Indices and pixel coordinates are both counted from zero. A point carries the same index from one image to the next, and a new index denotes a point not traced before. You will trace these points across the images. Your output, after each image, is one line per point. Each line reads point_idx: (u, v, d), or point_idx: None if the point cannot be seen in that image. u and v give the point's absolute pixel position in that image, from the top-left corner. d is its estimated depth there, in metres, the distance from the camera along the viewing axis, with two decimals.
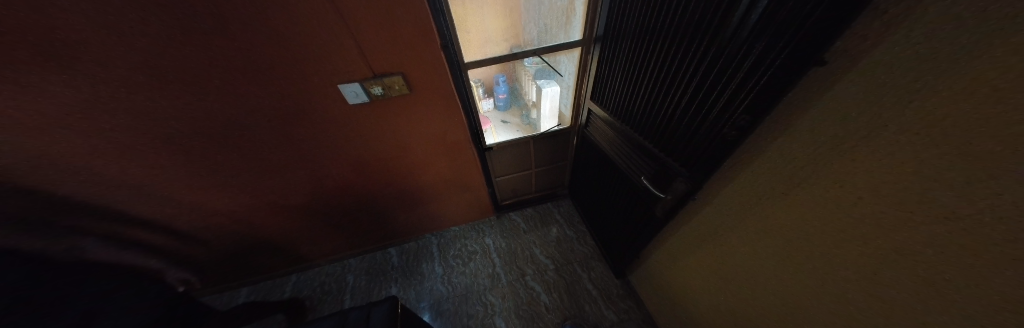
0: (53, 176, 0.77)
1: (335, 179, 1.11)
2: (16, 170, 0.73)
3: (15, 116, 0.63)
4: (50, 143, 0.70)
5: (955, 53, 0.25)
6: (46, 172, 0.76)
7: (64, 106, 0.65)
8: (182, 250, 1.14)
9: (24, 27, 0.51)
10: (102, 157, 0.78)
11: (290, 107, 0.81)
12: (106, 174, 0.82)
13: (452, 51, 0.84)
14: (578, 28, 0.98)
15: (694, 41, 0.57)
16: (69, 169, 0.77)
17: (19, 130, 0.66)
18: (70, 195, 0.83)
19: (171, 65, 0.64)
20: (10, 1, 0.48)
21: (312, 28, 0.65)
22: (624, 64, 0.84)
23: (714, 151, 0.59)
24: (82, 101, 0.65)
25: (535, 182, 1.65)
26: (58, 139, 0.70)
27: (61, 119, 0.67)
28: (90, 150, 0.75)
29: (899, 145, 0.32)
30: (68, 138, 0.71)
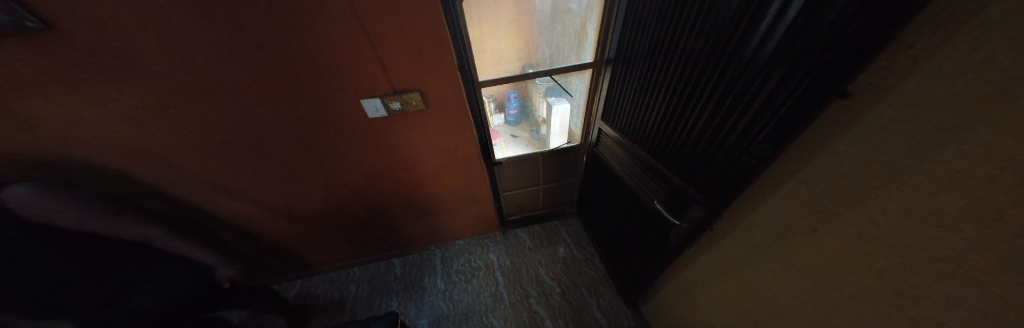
0: (93, 175, 0.82)
1: (349, 187, 1.15)
2: (65, 168, 0.79)
3: (75, 119, 0.70)
4: (98, 144, 0.76)
5: (986, 94, 0.24)
6: (88, 171, 0.81)
7: (117, 112, 0.71)
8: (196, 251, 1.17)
9: (99, 43, 0.58)
10: (139, 160, 0.83)
11: (315, 118, 0.87)
12: (139, 177, 0.87)
13: (467, 70, 0.88)
14: (590, 51, 1.01)
15: (707, 68, 0.58)
16: (109, 170, 0.83)
17: (75, 131, 0.72)
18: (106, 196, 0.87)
19: (215, 79, 0.70)
20: (91, 22, 0.56)
21: (342, 48, 0.71)
22: (635, 87, 0.85)
23: (732, 177, 0.57)
24: (134, 107, 0.71)
25: (542, 199, 1.63)
26: (106, 142, 0.77)
27: (112, 124, 0.73)
28: (129, 153, 0.81)
29: (943, 181, 0.30)
30: (114, 141, 0.77)
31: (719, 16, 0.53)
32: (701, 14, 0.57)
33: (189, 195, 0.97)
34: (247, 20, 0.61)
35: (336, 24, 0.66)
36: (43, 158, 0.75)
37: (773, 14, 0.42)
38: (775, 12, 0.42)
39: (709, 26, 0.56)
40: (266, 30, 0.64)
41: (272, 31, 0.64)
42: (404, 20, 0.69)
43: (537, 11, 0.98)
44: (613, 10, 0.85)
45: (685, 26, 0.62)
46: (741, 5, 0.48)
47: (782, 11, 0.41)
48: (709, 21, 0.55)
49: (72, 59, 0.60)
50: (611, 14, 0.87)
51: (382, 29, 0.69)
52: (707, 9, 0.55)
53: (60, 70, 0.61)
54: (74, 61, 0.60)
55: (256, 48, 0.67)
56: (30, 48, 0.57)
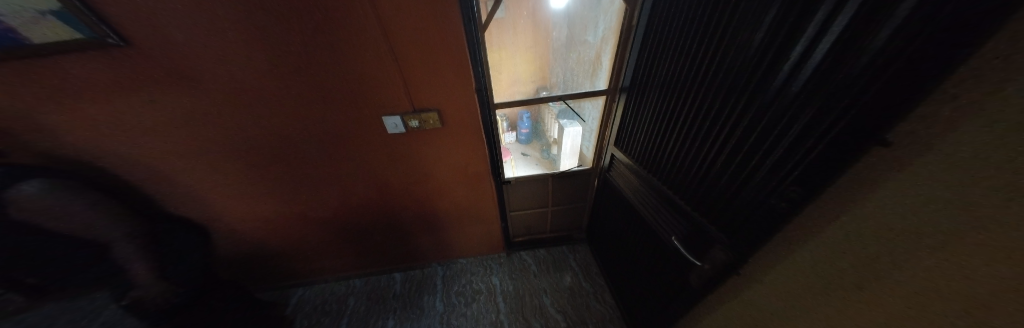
0: (125, 173, 0.87)
1: (360, 198, 1.17)
2: (104, 164, 0.84)
3: (123, 122, 0.76)
4: (137, 145, 0.82)
5: None
6: (122, 169, 0.86)
7: (160, 117, 0.77)
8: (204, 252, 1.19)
9: (162, 57, 0.66)
10: (170, 161, 0.88)
11: (338, 131, 0.91)
12: (167, 177, 0.91)
13: (484, 93, 0.91)
14: (603, 79, 1.03)
15: (728, 103, 0.57)
16: (141, 169, 0.88)
17: (120, 132, 0.78)
18: (134, 192, 0.92)
19: (254, 92, 0.77)
20: (161, 40, 0.63)
21: (372, 70, 0.77)
22: (650, 117, 0.85)
23: (761, 219, 0.53)
24: (177, 114, 0.77)
25: (550, 221, 1.58)
26: (144, 144, 0.82)
27: (155, 127, 0.79)
28: (162, 154, 0.86)
29: (998, 242, 0.27)
30: (152, 143, 0.82)
31: (737, 54, 0.53)
32: (719, 52, 0.58)
33: (210, 198, 1.01)
34: (292, 44, 0.69)
35: (369, 48, 0.73)
36: (88, 154, 0.81)
37: (797, 55, 0.42)
38: (799, 54, 0.42)
39: (728, 63, 0.56)
40: (307, 52, 0.71)
41: (315, 53, 0.72)
42: (429, 47, 0.75)
43: (554, 39, 1.04)
44: (628, 43, 0.89)
45: (703, 61, 0.63)
46: (760, 45, 0.48)
47: (806, 53, 0.41)
48: (727, 58, 0.56)
49: (135, 70, 0.67)
50: (626, 47, 0.90)
51: (410, 54, 0.76)
52: (725, 47, 0.56)
53: (122, 78, 0.68)
54: (137, 71, 0.67)
55: (296, 67, 0.73)
56: (102, 59, 0.64)
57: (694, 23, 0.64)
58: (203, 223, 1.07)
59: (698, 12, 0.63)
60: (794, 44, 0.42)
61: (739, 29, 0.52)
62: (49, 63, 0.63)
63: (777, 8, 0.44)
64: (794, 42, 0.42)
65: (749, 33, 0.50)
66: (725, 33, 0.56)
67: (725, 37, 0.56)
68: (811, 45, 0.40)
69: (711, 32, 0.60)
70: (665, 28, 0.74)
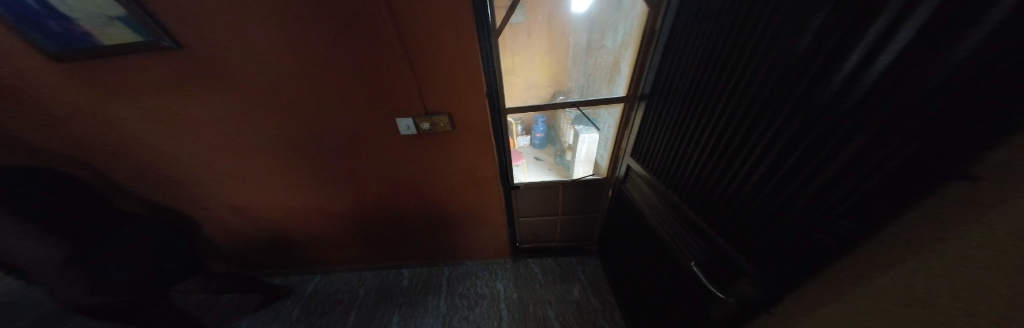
0: (174, 160, 0.99)
1: (373, 194, 1.21)
2: (158, 151, 0.96)
3: (173, 116, 0.86)
4: (183, 136, 0.92)
5: None
6: (171, 156, 0.97)
7: (203, 113, 0.86)
8: (236, 235, 1.30)
9: (206, 59, 0.74)
10: (209, 151, 0.97)
11: (355, 130, 0.95)
12: (208, 166, 1.02)
13: (494, 98, 0.90)
14: (622, 86, 0.98)
15: (762, 118, 0.51)
16: (186, 157, 0.98)
17: (171, 124, 0.88)
18: (183, 177, 1.04)
19: (282, 92, 0.83)
20: (206, 44, 0.71)
21: (387, 72, 0.80)
22: (673, 130, 0.79)
23: (800, 253, 0.46)
24: (216, 110, 0.86)
25: (559, 230, 1.53)
26: (188, 135, 0.92)
27: (198, 121, 0.88)
28: (201, 145, 0.95)
29: None
30: (193, 135, 0.92)
31: (775, 64, 0.47)
32: (752, 62, 0.52)
33: (241, 186, 1.10)
34: (316, 48, 0.74)
35: (385, 53, 0.75)
36: (146, 142, 0.93)
37: (852, 66, 0.36)
38: (854, 64, 0.35)
39: (762, 74, 0.50)
40: (328, 55, 0.75)
41: (335, 56, 0.75)
42: (442, 51, 0.76)
43: (572, 44, 1.00)
44: (650, 49, 0.83)
45: (734, 71, 0.57)
46: (804, 53, 0.42)
47: (864, 64, 0.34)
48: (763, 69, 0.50)
49: (184, 70, 0.75)
50: (646, 53, 0.85)
51: (423, 58, 0.77)
52: (760, 56, 0.50)
53: (174, 77, 0.77)
54: (186, 71, 0.76)
55: (319, 69, 0.78)
56: (159, 61, 0.73)
57: (725, 30, 0.59)
58: (237, 208, 1.18)
59: (730, 18, 0.57)
60: (847, 53, 0.36)
61: (778, 36, 0.47)
62: (117, 63, 0.73)
63: (827, 11, 0.38)
64: (848, 51, 0.36)
65: (791, 41, 0.44)
66: (762, 40, 0.50)
67: (760, 45, 0.50)
68: (871, 54, 0.33)
69: (744, 40, 0.54)
70: (693, 35, 0.69)
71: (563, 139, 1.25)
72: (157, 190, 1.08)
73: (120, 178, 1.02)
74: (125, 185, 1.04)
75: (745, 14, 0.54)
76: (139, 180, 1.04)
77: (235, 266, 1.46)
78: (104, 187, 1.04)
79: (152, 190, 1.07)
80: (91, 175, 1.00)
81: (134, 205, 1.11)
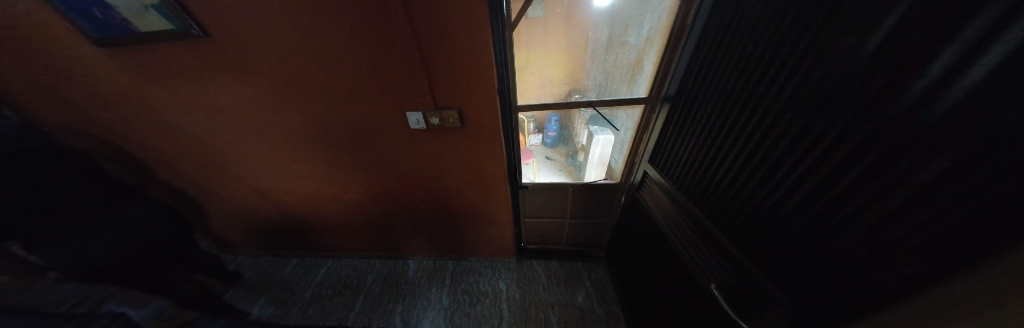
0: (202, 143, 1.05)
1: (383, 186, 1.23)
2: (189, 135, 1.03)
3: (202, 102, 0.91)
4: (211, 122, 0.98)
5: None
6: (199, 140, 1.04)
7: (229, 100, 0.90)
8: (256, 216, 1.38)
9: (229, 47, 0.76)
10: (234, 137, 1.03)
11: (368, 122, 0.96)
12: (230, 150, 1.07)
13: (506, 95, 0.86)
14: (644, 86, 0.90)
15: (810, 130, 0.44)
16: (211, 141, 1.05)
17: (200, 110, 0.94)
18: (211, 160, 1.11)
19: (299, 82, 0.85)
20: (228, 32, 0.73)
21: (399, 65, 0.78)
22: (701, 138, 0.73)
23: (852, 291, 0.40)
24: (240, 98, 0.90)
25: (567, 233, 1.49)
26: (215, 121, 0.98)
27: (223, 108, 0.93)
28: (226, 130, 1.01)
29: None
30: (220, 121, 0.97)
31: (828, 69, 0.41)
32: (800, 66, 0.46)
33: (261, 172, 1.16)
34: (331, 39, 0.74)
35: (399, 46, 0.74)
36: (178, 126, 1.00)
37: (935, 73, 0.29)
38: (939, 70, 0.29)
39: (811, 79, 0.44)
40: (342, 46, 0.75)
41: (349, 47, 0.75)
42: (454, 46, 0.74)
43: (592, 40, 0.92)
44: (681, 47, 0.76)
45: (777, 75, 0.50)
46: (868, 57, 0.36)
47: (953, 71, 0.28)
48: (812, 74, 0.43)
49: (211, 58, 0.79)
50: (675, 52, 0.78)
51: (434, 50, 0.75)
52: (809, 60, 0.44)
53: (201, 64, 0.81)
54: (212, 59, 0.79)
55: (335, 61, 0.79)
56: (189, 48, 0.77)
57: (772, 28, 0.52)
58: (257, 191, 1.25)
59: (779, 15, 0.50)
60: (932, 56, 0.30)
61: (835, 36, 0.40)
62: (154, 50, 0.78)
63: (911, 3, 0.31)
64: (931, 54, 0.30)
65: (853, 41, 0.37)
66: (814, 41, 0.43)
67: (812, 46, 0.44)
68: (963, 58, 0.27)
69: (794, 40, 0.47)
70: (732, 33, 0.62)
71: (576, 140, 1.19)
72: (186, 170, 1.16)
73: (158, 157, 1.11)
74: (163, 164, 1.14)
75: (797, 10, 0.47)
76: (172, 160, 1.12)
77: (258, 245, 1.57)
78: (148, 164, 1.14)
79: (183, 170, 1.16)
80: (135, 153, 1.10)
81: (172, 182, 1.22)
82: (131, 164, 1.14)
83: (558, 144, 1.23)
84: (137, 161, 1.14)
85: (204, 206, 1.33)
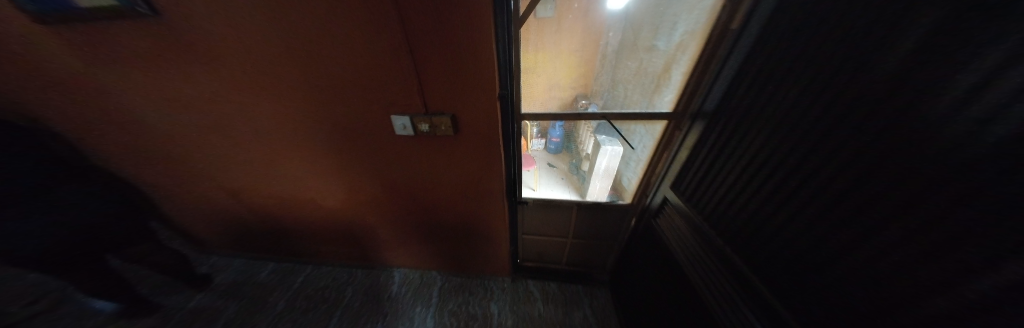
0: (164, 138, 0.94)
1: (367, 194, 1.11)
2: (147, 127, 0.91)
3: (159, 91, 0.80)
4: (170, 114, 0.86)
5: None
6: (160, 133, 0.93)
7: (190, 91, 0.79)
8: (230, 217, 1.27)
9: (183, 30, 0.65)
10: (198, 133, 0.92)
11: (350, 125, 0.84)
12: (196, 146, 0.96)
13: (508, 102, 0.74)
14: (669, 99, 0.77)
15: (927, 186, 0.32)
16: (174, 136, 0.93)
17: (157, 100, 0.83)
18: (175, 156, 1.00)
19: (270, 75, 0.73)
20: (179, 11, 0.62)
21: (381, 61, 0.66)
22: (744, 170, 0.61)
23: None
24: (202, 89, 0.79)
25: (568, 253, 1.36)
26: (175, 113, 0.86)
27: (183, 99, 0.82)
28: (189, 124, 0.89)
29: None
30: (181, 113, 0.86)
31: (946, 101, 0.29)
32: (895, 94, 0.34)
33: (233, 172, 1.05)
34: (299, 25, 0.62)
35: (381, 37, 0.62)
36: (133, 117, 0.88)
37: None
38: None
39: (917, 114, 0.32)
40: (315, 35, 0.63)
41: (324, 36, 0.63)
42: (447, 42, 0.62)
43: (603, 44, 0.81)
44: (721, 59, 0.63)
45: (859, 104, 0.38)
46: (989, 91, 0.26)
47: None
48: (916, 106, 0.32)
49: (162, 41, 0.68)
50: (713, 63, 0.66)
51: (423, 44, 0.62)
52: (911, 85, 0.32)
53: (154, 48, 0.69)
54: (166, 43, 0.68)
55: (307, 52, 0.67)
56: (137, 29, 0.66)
57: (851, 45, 0.40)
58: (230, 192, 1.14)
59: (862, 27, 0.39)
60: None
61: (948, 59, 0.29)
62: (96, 28, 0.67)
63: None
64: None
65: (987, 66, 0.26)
66: (918, 64, 0.32)
67: (914, 70, 0.32)
68: None
69: (890, 59, 0.35)
70: (785, 46, 0.50)
71: (581, 148, 1.03)
72: (150, 165, 1.05)
73: (117, 150, 1.00)
74: (123, 158, 1.03)
75: (890, 21, 0.35)
76: (132, 153, 1.01)
77: (234, 246, 1.46)
78: (106, 157, 1.03)
79: (146, 165, 1.05)
80: (90, 143, 0.99)
81: (133, 177, 1.11)
82: (87, 155, 1.03)
83: (562, 152, 1.06)
84: (92, 153, 1.02)
85: (173, 204, 1.22)
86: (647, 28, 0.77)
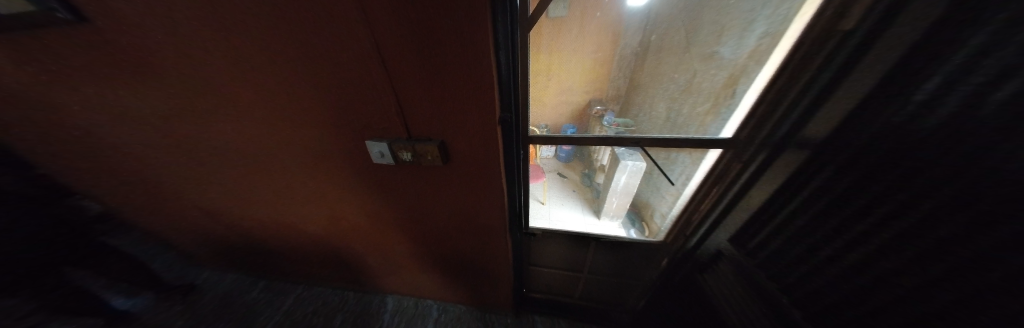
0: (134, 159, 0.85)
1: (353, 221, 0.99)
2: (115, 148, 0.82)
3: (114, 110, 0.70)
4: (133, 134, 0.77)
5: None
6: (128, 154, 0.84)
7: (145, 109, 0.68)
8: (216, 236, 1.20)
9: (120, 39, 0.53)
10: (167, 154, 0.82)
11: (323, 149, 0.71)
12: (169, 168, 0.87)
13: (510, 129, 0.59)
14: (730, 122, 0.56)
15: None
16: (142, 156, 0.84)
17: (114, 119, 0.73)
18: (150, 177, 0.92)
19: (226, 92, 0.61)
20: (108, 16, 0.50)
21: (353, 76, 0.52)
22: (920, 231, 0.39)
23: None
24: (158, 108, 0.67)
25: (580, 289, 1.18)
26: (137, 133, 0.76)
27: (141, 119, 0.71)
28: (155, 145, 0.79)
29: None
30: (144, 134, 0.76)
31: None
32: None
33: (211, 194, 0.96)
34: (251, 31, 0.48)
35: (349, 48, 0.47)
36: (97, 136, 0.79)
37: None
38: None
39: None
40: (270, 44, 0.50)
41: (282, 46, 0.50)
42: (433, 53, 0.46)
43: (622, 46, 0.79)
44: (843, 67, 0.43)
45: None
46: None
47: None
48: None
49: (99, 52, 0.56)
50: (821, 73, 0.45)
51: (401, 56, 0.47)
52: None
53: (93, 61, 0.58)
54: (106, 56, 0.57)
55: (265, 65, 0.54)
56: (69, 38, 0.54)
57: None
58: (213, 214, 1.06)
59: None
60: None
61: None
62: (29, 39, 0.56)
63: None
64: None
65: None
66: None
67: None
68: None
69: None
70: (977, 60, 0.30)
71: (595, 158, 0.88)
72: (128, 185, 0.97)
73: (92, 169, 0.93)
74: (101, 177, 0.96)
75: None
76: (108, 173, 0.93)
77: (225, 263, 1.39)
78: (85, 176, 0.97)
79: (124, 185, 0.97)
80: (66, 162, 0.92)
81: (115, 195, 1.04)
82: (67, 173, 0.97)
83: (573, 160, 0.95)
84: (72, 171, 0.96)
85: (157, 222, 1.15)
86: (710, 29, 0.68)
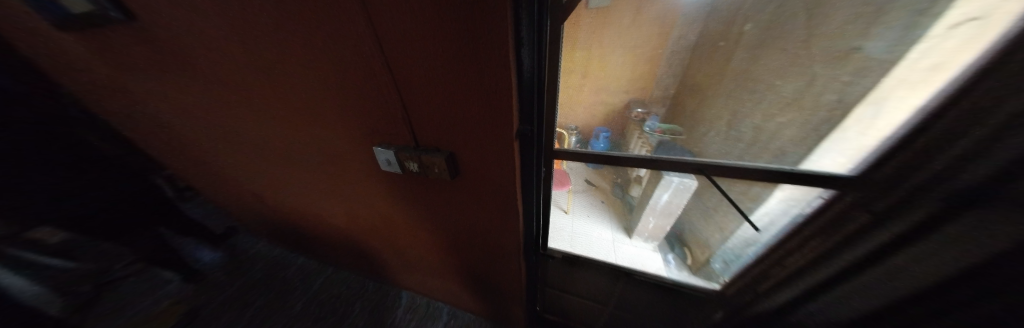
0: (198, 146, 0.97)
1: (371, 219, 0.99)
2: (184, 135, 0.94)
3: (175, 103, 0.78)
4: (192, 125, 0.86)
5: None
6: (193, 142, 0.96)
7: (193, 103, 0.74)
8: (263, 216, 1.34)
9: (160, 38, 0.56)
10: (218, 144, 0.90)
11: (337, 151, 0.69)
12: (223, 155, 0.97)
13: (529, 144, 0.48)
14: (851, 154, 0.41)
15: None
16: (203, 144, 0.95)
17: (177, 112, 0.81)
18: (212, 162, 1.04)
19: (248, 91, 0.61)
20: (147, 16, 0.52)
21: (358, 79, 0.47)
22: None
23: None
24: (204, 103, 0.72)
25: (604, 321, 1.03)
26: (195, 125, 0.85)
27: (194, 112, 0.78)
28: (209, 135, 0.88)
29: None
30: (199, 125, 0.84)
31: None
32: None
33: (256, 181, 1.05)
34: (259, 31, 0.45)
35: (349, 47, 0.41)
36: (169, 125, 0.91)
37: None
38: None
39: None
40: (278, 44, 0.47)
41: (288, 46, 0.46)
42: (438, 53, 0.37)
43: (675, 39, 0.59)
44: None
45: None
46: None
47: None
48: None
49: (150, 51, 0.61)
50: None
51: (405, 56, 0.40)
52: None
53: (148, 59, 0.63)
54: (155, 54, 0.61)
55: (277, 67, 0.51)
56: (128, 38, 0.59)
57: None
58: (259, 197, 1.17)
59: None
60: None
61: None
62: (104, 40, 0.64)
63: None
64: None
65: None
66: None
67: None
68: None
69: None
70: None
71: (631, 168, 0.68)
72: (199, 167, 1.13)
73: (173, 152, 1.09)
74: (180, 159, 1.13)
75: None
76: (183, 155, 1.09)
77: (272, 239, 1.57)
78: (170, 156, 1.15)
79: (195, 166, 1.13)
80: (157, 145, 1.10)
81: (191, 174, 1.22)
82: (159, 153, 1.17)
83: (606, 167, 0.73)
84: (161, 152, 1.15)
85: (221, 199, 1.33)
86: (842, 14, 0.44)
